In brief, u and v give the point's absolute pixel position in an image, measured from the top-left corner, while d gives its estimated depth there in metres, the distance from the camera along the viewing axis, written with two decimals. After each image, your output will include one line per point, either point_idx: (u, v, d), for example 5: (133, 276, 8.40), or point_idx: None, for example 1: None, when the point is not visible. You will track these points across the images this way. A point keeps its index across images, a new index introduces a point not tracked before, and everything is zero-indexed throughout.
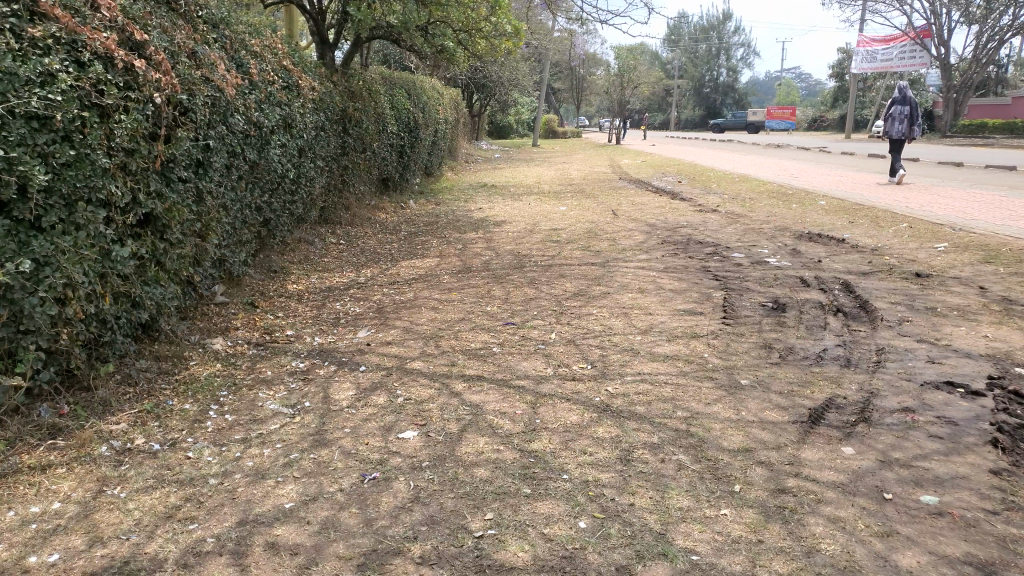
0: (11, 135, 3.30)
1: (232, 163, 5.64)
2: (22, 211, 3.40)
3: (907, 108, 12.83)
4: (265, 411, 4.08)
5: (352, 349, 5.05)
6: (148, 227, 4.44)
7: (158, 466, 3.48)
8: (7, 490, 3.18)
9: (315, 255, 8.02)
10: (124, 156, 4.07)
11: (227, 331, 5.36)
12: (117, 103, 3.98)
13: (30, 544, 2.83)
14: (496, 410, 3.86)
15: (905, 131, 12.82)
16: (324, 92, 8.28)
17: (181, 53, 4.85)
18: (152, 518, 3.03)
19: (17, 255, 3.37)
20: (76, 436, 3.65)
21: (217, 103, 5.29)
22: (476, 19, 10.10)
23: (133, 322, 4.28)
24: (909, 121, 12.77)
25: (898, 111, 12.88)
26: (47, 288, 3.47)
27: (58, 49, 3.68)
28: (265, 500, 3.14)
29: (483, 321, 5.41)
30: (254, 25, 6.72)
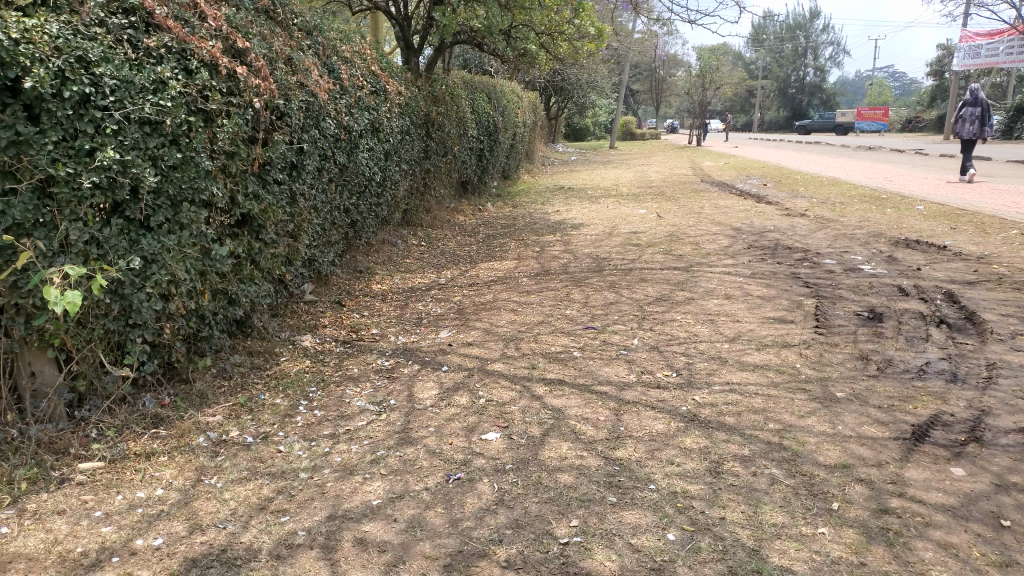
0: (126, 140, 3.48)
1: (323, 165, 5.79)
2: (134, 211, 3.58)
3: (978, 109, 12.29)
4: (352, 408, 4.15)
5: (435, 349, 5.09)
6: (244, 227, 4.60)
7: (251, 458, 3.58)
8: (115, 476, 3.34)
9: (397, 256, 8.15)
10: (226, 159, 4.22)
11: (315, 329, 5.51)
12: (221, 108, 4.11)
13: (136, 528, 2.96)
14: (579, 415, 3.82)
15: (976, 132, 12.19)
16: (409, 97, 8.41)
17: (279, 59, 5.00)
18: (246, 509, 3.11)
19: (128, 252, 3.56)
20: (176, 427, 3.80)
21: (311, 107, 5.43)
22: (559, 22, 10.12)
23: (228, 318, 4.46)
24: (980, 122, 12.20)
25: (968, 113, 12.36)
26: (153, 284, 3.66)
27: (169, 58, 3.84)
28: (354, 496, 3.19)
29: (563, 324, 5.38)
30: (344, 31, 6.88)
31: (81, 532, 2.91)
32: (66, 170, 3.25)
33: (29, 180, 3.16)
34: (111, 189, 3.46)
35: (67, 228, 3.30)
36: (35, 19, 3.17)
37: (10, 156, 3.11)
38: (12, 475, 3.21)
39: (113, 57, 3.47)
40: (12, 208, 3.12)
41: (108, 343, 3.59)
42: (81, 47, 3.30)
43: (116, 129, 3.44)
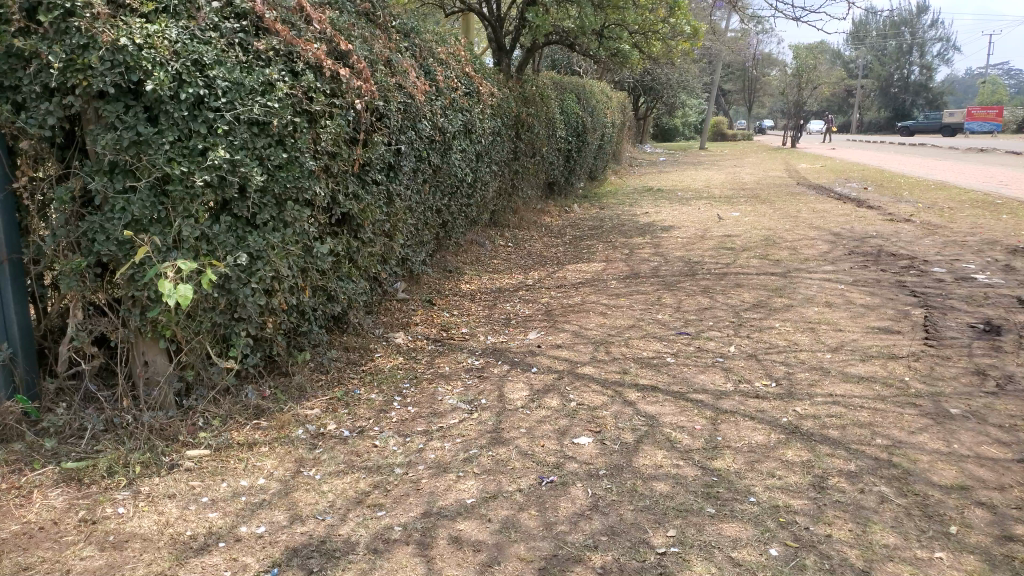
0: (235, 140, 3.58)
1: (419, 166, 5.89)
2: (241, 208, 3.70)
3: None
4: (444, 405, 4.19)
5: (524, 350, 5.09)
6: (344, 226, 4.72)
7: (348, 452, 3.66)
8: (220, 463, 3.47)
9: (485, 256, 8.22)
10: (328, 159, 4.33)
11: (407, 327, 5.61)
12: (325, 109, 4.20)
13: (241, 515, 3.07)
14: (673, 423, 3.75)
15: None
16: (501, 98, 8.48)
17: (379, 62, 5.11)
18: (343, 502, 3.18)
19: (235, 248, 3.68)
20: (276, 419, 3.92)
21: (409, 109, 5.51)
22: (652, 21, 10.00)
23: (326, 314, 4.58)
24: None
25: None
26: (258, 280, 3.76)
27: (277, 61, 3.95)
28: (448, 494, 3.22)
29: (654, 329, 5.29)
30: (439, 33, 6.98)
31: (190, 516, 3.04)
32: (181, 169, 3.40)
33: (147, 178, 3.36)
34: (222, 187, 3.58)
35: (180, 225, 3.46)
36: (156, 26, 3.34)
37: (130, 155, 3.33)
38: (127, 458, 3.38)
39: (226, 60, 3.59)
40: (131, 204, 3.34)
41: (214, 336, 3.76)
42: (197, 50, 3.42)
43: (227, 129, 3.54)
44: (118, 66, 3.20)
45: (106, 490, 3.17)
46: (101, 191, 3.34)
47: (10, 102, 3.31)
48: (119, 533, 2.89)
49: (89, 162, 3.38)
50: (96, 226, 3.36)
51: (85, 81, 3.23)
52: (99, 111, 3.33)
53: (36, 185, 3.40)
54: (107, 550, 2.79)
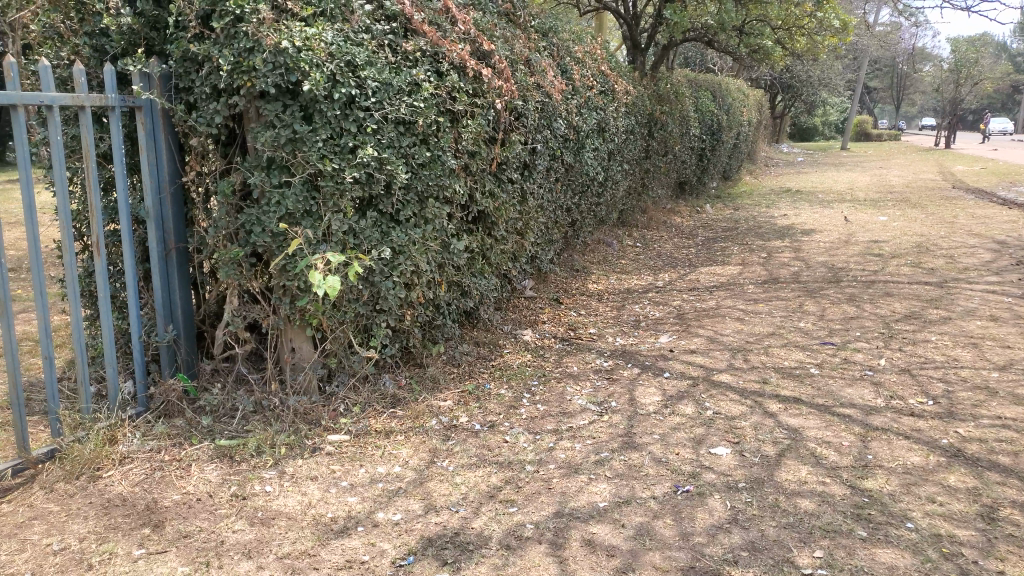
0: (383, 138, 3.67)
1: (552, 166, 5.91)
2: (386, 204, 3.79)
3: None
4: (574, 405, 4.15)
5: (655, 353, 4.97)
6: (479, 224, 4.78)
7: (480, 445, 3.67)
8: (359, 449, 3.57)
9: (613, 256, 8.13)
10: (468, 158, 4.39)
11: (535, 325, 5.62)
12: (467, 108, 4.24)
13: (378, 501, 3.15)
14: (818, 438, 3.55)
15: None
16: (636, 97, 8.38)
17: (519, 61, 5.15)
18: (476, 495, 3.20)
19: (379, 243, 3.78)
20: (411, 409, 3.99)
21: (545, 108, 5.54)
22: (798, 15, 9.65)
23: (460, 309, 4.67)
24: None
25: None
26: (399, 273, 3.86)
27: (423, 61, 4.04)
28: (580, 495, 3.18)
29: (796, 337, 5.05)
30: (576, 32, 6.98)
31: (331, 499, 3.15)
32: (333, 166, 3.50)
33: (301, 174, 3.50)
34: (369, 184, 3.68)
35: (330, 219, 3.57)
36: (314, 28, 3.45)
37: (287, 152, 3.47)
38: (274, 439, 3.53)
39: (376, 61, 3.68)
40: (286, 199, 3.49)
41: (357, 326, 3.89)
42: (350, 52, 3.52)
43: (376, 128, 3.63)
44: (279, 68, 3.32)
45: (255, 468, 3.34)
46: (260, 186, 3.51)
47: (184, 102, 3.58)
48: (266, 510, 3.04)
49: (249, 158, 3.56)
50: (254, 219, 3.53)
51: (249, 81, 3.38)
52: (260, 110, 3.49)
53: (200, 179, 3.65)
54: (256, 525, 2.94)
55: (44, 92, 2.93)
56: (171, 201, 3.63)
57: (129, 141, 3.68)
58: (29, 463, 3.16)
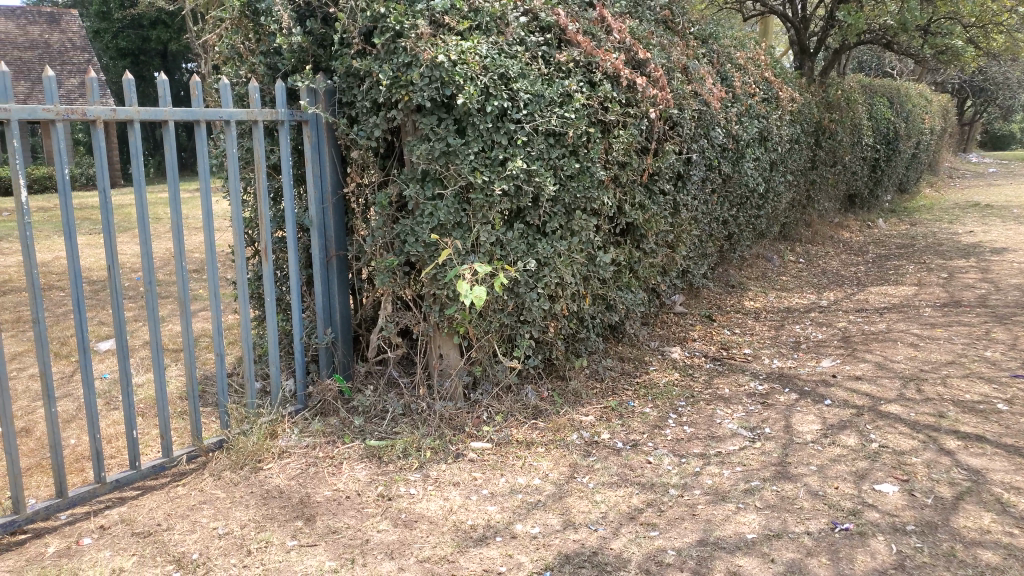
0: (533, 150, 3.67)
1: (708, 176, 5.72)
2: (534, 216, 3.80)
3: None
4: (724, 429, 3.95)
5: (815, 378, 4.65)
6: (628, 236, 4.69)
7: (622, 464, 3.57)
8: (500, 459, 3.58)
9: (772, 273, 7.74)
10: (619, 169, 4.32)
11: (685, 342, 5.44)
12: (619, 119, 4.16)
13: (517, 512, 3.14)
14: (1005, 484, 3.19)
15: None
16: (803, 104, 7.96)
17: (676, 69, 5.00)
18: (616, 515, 3.11)
19: (525, 254, 3.79)
20: (553, 421, 3.95)
21: (703, 117, 5.36)
22: (996, 11, 8.93)
23: (605, 322, 4.60)
24: None
25: None
26: (544, 285, 3.86)
27: (576, 72, 4.00)
28: (726, 525, 3.01)
29: (981, 368, 4.57)
30: (739, 38, 6.72)
31: (471, 506, 3.18)
32: (483, 178, 3.56)
33: (453, 186, 3.58)
34: (518, 196, 3.71)
35: (479, 230, 3.63)
36: (469, 42, 3.52)
37: (440, 164, 3.56)
38: (420, 442, 3.62)
39: (529, 73, 3.70)
40: (438, 211, 3.59)
41: (501, 336, 3.93)
42: (503, 65, 3.56)
43: (526, 140, 3.64)
44: (435, 82, 3.41)
45: (401, 470, 3.44)
46: (414, 197, 3.63)
47: (346, 116, 3.76)
48: (409, 512, 3.12)
49: (405, 171, 3.69)
50: (407, 229, 3.65)
51: (406, 96, 3.50)
52: (417, 123, 3.60)
53: (360, 190, 3.83)
54: (399, 526, 3.01)
55: (223, 108, 3.18)
56: (334, 211, 3.83)
57: (297, 153, 3.92)
58: (201, 451, 3.43)
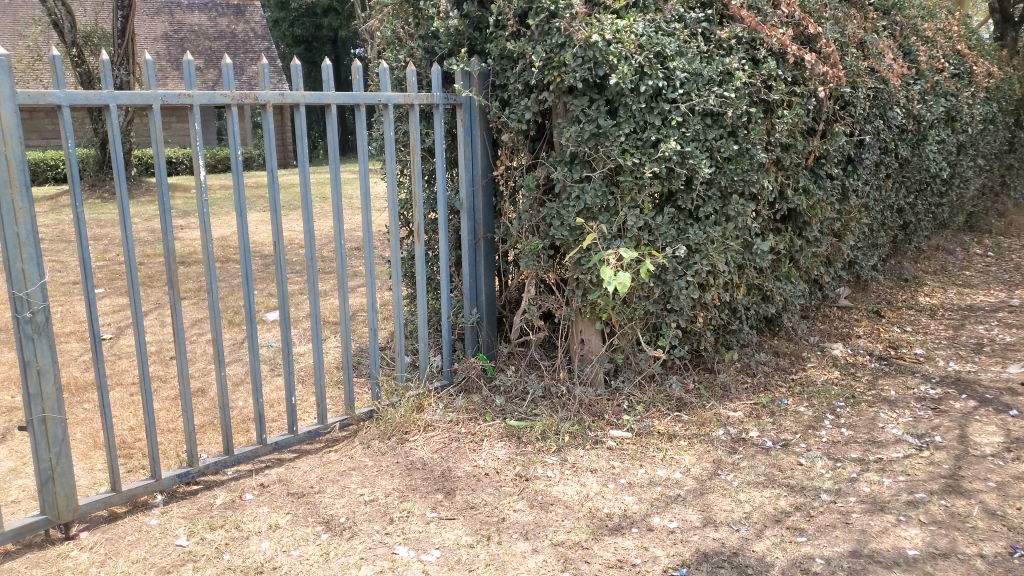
0: (687, 131, 3.53)
1: (883, 160, 5.28)
2: (686, 200, 3.66)
3: None
4: (887, 435, 3.65)
5: (1000, 386, 4.18)
6: (788, 223, 4.43)
7: (770, 464, 3.39)
8: (640, 449, 3.50)
9: (954, 266, 7.05)
10: (781, 151, 4.06)
11: (848, 338, 5.07)
12: (784, 98, 3.90)
13: (655, 504, 3.06)
14: None
15: None
16: (1001, 79, 7.15)
17: (851, 44, 4.61)
18: (760, 517, 2.96)
19: (675, 240, 3.66)
20: (698, 415, 3.82)
21: (879, 95, 4.94)
22: None
23: (759, 314, 4.37)
24: None
25: None
26: (694, 272, 3.71)
27: (739, 49, 3.78)
28: (884, 537, 2.78)
29: None
30: (927, 7, 6.12)
31: (608, 494, 3.13)
32: (633, 160, 3.46)
33: (602, 169, 3.52)
34: (669, 178, 3.58)
35: (626, 214, 3.54)
36: (625, 20, 3.44)
37: (590, 147, 3.51)
38: (559, 426, 3.62)
39: (687, 51, 3.54)
40: (586, 193, 3.53)
41: (647, 324, 3.83)
42: (660, 43, 3.44)
43: (681, 121, 3.50)
44: (588, 62, 3.35)
45: (539, 452, 3.45)
46: (562, 180, 3.60)
47: (499, 99, 3.79)
48: (546, 495, 3.12)
49: (554, 153, 3.66)
50: (554, 212, 3.63)
51: (558, 77, 3.46)
52: (567, 105, 3.55)
53: (509, 173, 3.85)
54: (535, 508, 3.03)
55: (383, 92, 3.30)
56: (483, 194, 3.88)
57: (450, 136, 4.00)
58: (353, 420, 3.62)
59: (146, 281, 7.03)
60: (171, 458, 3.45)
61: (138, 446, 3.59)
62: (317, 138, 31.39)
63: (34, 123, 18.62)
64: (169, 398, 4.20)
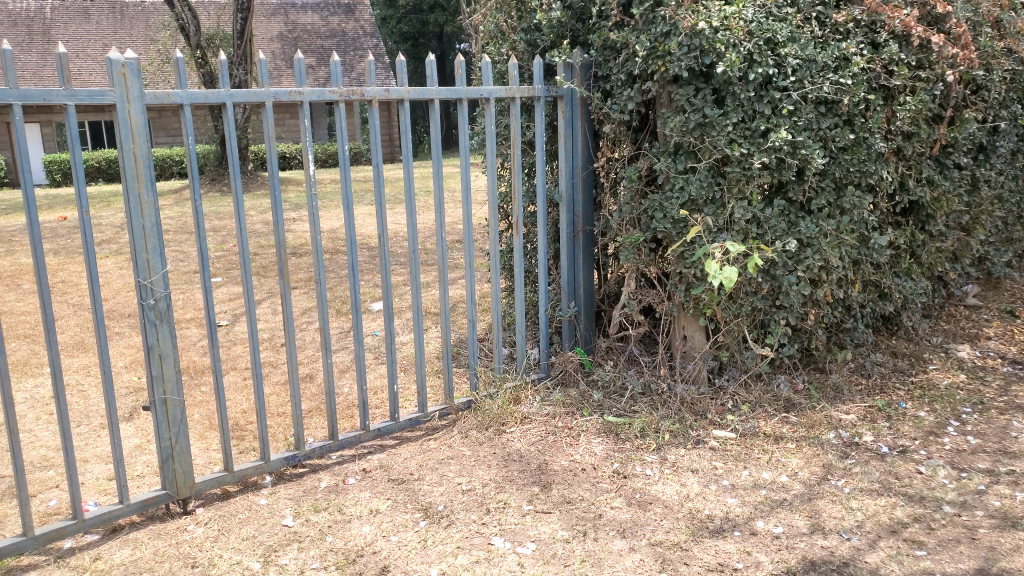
0: (800, 120, 3.36)
1: (1020, 148, 4.89)
2: (797, 192, 3.50)
3: None
4: (1019, 446, 3.37)
5: None
6: (910, 216, 4.17)
7: (886, 471, 3.20)
8: (744, 450, 3.38)
9: None
10: (903, 140, 3.82)
11: (976, 340, 4.72)
12: (907, 83, 3.66)
13: (759, 508, 2.94)
14: None
15: None
16: None
17: (986, 23, 4.20)
18: (874, 527, 2.80)
19: (786, 233, 3.50)
20: (807, 417, 3.64)
21: (1016, 79, 4.58)
22: None
23: (876, 313, 4.15)
24: None
25: None
26: (805, 268, 3.54)
27: (857, 32, 3.57)
28: (1014, 556, 2.58)
29: None
30: None
31: (709, 496, 3.04)
32: (741, 151, 3.32)
33: (707, 160, 3.40)
34: (779, 169, 3.43)
35: (733, 207, 3.42)
36: (734, 6, 3.31)
37: (695, 137, 3.40)
38: (659, 424, 3.54)
39: (800, 36, 3.38)
40: (690, 185, 3.43)
41: (753, 320, 3.70)
42: (771, 28, 3.30)
43: (793, 109, 3.35)
44: (694, 51, 3.24)
45: (638, 449, 3.39)
46: (665, 171, 3.51)
47: (601, 90, 3.73)
48: (644, 493, 3.06)
49: (658, 144, 3.57)
50: (656, 205, 3.54)
51: (663, 66, 3.37)
52: (672, 95, 3.46)
53: (611, 164, 3.80)
54: (633, 506, 2.98)
55: (485, 86, 3.30)
56: (583, 186, 3.84)
57: (551, 129, 3.98)
58: (452, 409, 3.66)
59: (260, 271, 7.37)
60: (279, 441, 3.60)
61: (250, 428, 3.77)
62: (422, 132, 32.06)
63: (162, 122, 19.86)
64: (279, 383, 4.39)
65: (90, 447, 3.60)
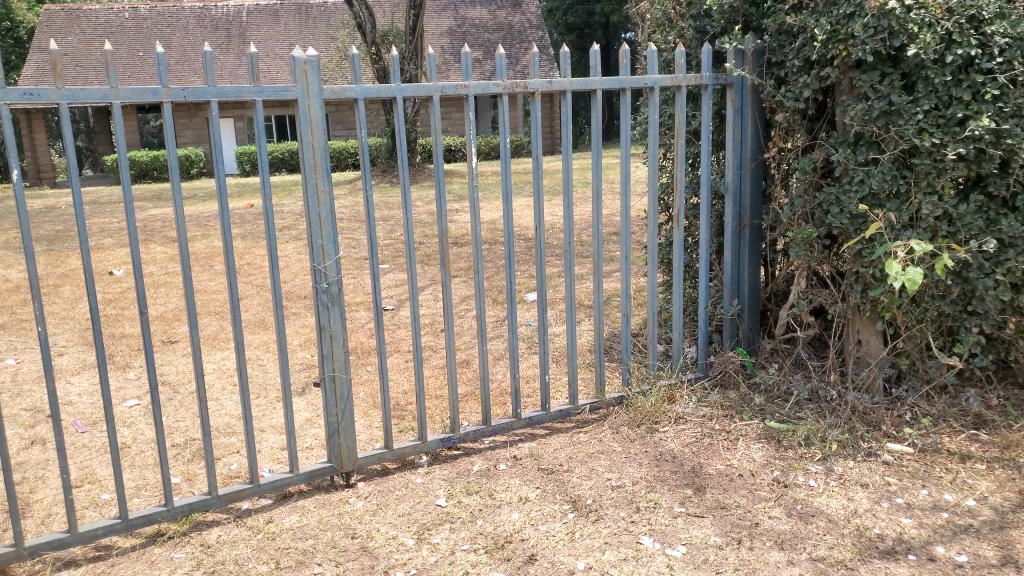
0: (1007, 105, 2.99)
1: None
2: (999, 186, 3.13)
3: None
4: None
5: None
6: None
7: None
8: (923, 467, 3.11)
9: None
10: None
11: None
12: None
13: (939, 533, 2.69)
14: None
15: None
16: None
17: None
18: None
19: (984, 232, 3.15)
20: (1001, 436, 3.28)
21: None
22: None
23: None
24: None
25: None
26: (1006, 271, 3.17)
27: None
28: None
29: None
30: None
31: (880, 513, 2.82)
32: (933, 140, 3.04)
33: (892, 151, 3.15)
34: (978, 161, 3.08)
35: (921, 202, 3.15)
36: None
37: (878, 126, 3.16)
38: (826, 433, 3.33)
39: (1013, 11, 3.00)
40: (871, 177, 3.20)
41: (940, 326, 3.39)
42: (977, 4, 2.97)
43: (999, 94, 2.98)
44: (881, 33, 3.02)
45: (801, 458, 3.20)
46: (843, 163, 3.30)
47: (774, 77, 3.55)
48: (806, 505, 2.89)
49: (836, 134, 3.36)
50: (832, 198, 3.33)
51: (844, 51, 3.16)
52: (854, 81, 3.23)
53: (782, 155, 3.61)
54: (793, 517, 2.82)
55: (649, 75, 3.24)
56: (752, 177, 3.68)
57: (719, 119, 3.85)
58: (603, 404, 3.64)
59: (424, 259, 7.67)
60: (436, 422, 3.72)
61: (409, 409, 3.93)
62: (583, 124, 32.07)
63: (339, 117, 21.15)
64: (437, 367, 4.55)
65: (267, 418, 3.89)
